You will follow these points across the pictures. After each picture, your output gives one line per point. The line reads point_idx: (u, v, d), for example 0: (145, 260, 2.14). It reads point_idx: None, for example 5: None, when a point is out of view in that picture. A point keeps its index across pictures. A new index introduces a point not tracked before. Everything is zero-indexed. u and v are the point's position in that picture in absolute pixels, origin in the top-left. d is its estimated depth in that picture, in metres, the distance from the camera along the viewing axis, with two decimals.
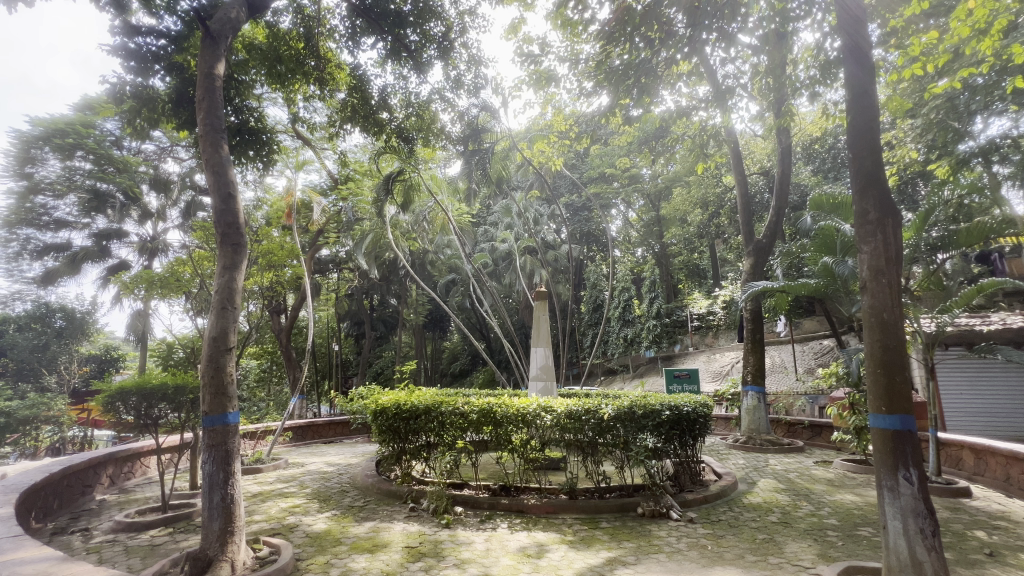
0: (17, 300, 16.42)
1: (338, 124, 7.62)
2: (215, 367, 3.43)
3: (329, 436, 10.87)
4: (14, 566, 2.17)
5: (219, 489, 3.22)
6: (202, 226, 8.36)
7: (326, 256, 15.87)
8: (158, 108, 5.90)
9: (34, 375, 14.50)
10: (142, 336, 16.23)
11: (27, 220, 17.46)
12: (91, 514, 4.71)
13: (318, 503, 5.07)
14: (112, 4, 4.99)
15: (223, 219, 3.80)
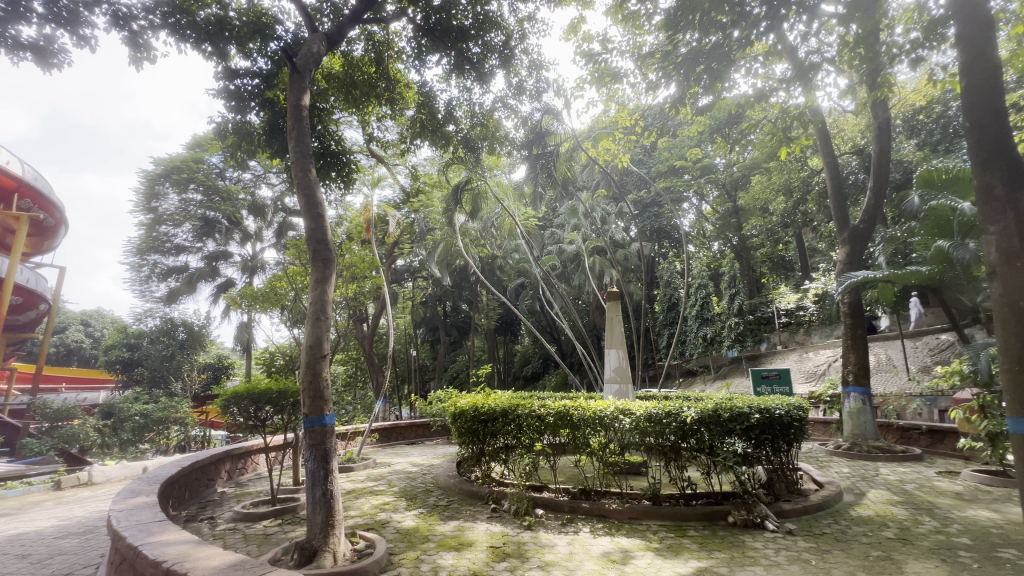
0: (149, 317, 18.91)
1: (408, 140, 8.05)
2: (312, 373, 3.74)
3: (412, 437, 11.40)
4: (161, 547, 2.50)
5: (320, 485, 3.50)
6: (295, 244, 9.18)
7: (402, 266, 16.82)
8: (254, 140, 6.57)
9: (164, 381, 16.61)
10: (247, 346, 18.04)
11: (154, 247, 20.14)
12: (214, 504, 5.32)
13: (406, 501, 5.33)
14: (215, 52, 5.64)
15: (313, 237, 4.13)
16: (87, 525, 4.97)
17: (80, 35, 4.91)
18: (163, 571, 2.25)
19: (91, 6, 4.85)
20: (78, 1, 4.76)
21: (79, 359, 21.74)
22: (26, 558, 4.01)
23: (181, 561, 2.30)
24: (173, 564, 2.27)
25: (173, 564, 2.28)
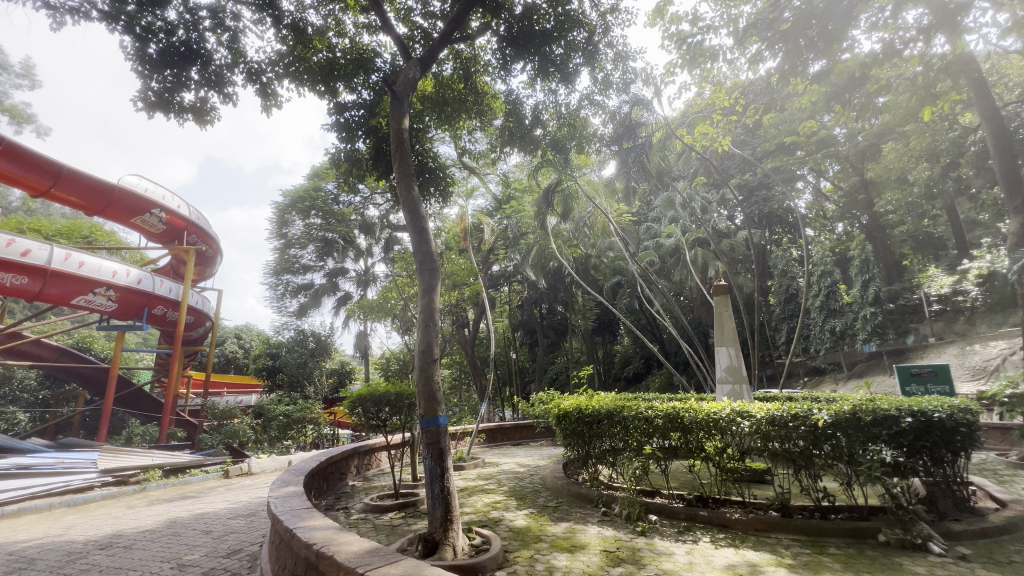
0: (285, 329, 21.57)
1: (498, 148, 8.28)
2: (425, 376, 3.99)
3: (517, 438, 11.68)
4: (311, 532, 2.84)
5: (438, 481, 3.70)
6: (403, 257, 9.89)
7: (497, 271, 17.60)
8: (362, 165, 7.23)
9: (300, 385, 18.91)
10: (364, 352, 19.84)
11: (286, 268, 23.07)
12: (347, 496, 5.92)
13: (516, 500, 5.47)
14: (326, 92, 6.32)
15: (419, 248, 4.43)
16: (250, 509, 5.82)
17: (225, 92, 5.84)
18: (314, 552, 2.56)
19: (232, 67, 5.77)
20: (221, 65, 5.68)
21: (235, 367, 25.58)
22: (209, 534, 4.81)
23: (328, 544, 2.59)
24: (321, 547, 2.57)
25: (321, 546, 2.58)
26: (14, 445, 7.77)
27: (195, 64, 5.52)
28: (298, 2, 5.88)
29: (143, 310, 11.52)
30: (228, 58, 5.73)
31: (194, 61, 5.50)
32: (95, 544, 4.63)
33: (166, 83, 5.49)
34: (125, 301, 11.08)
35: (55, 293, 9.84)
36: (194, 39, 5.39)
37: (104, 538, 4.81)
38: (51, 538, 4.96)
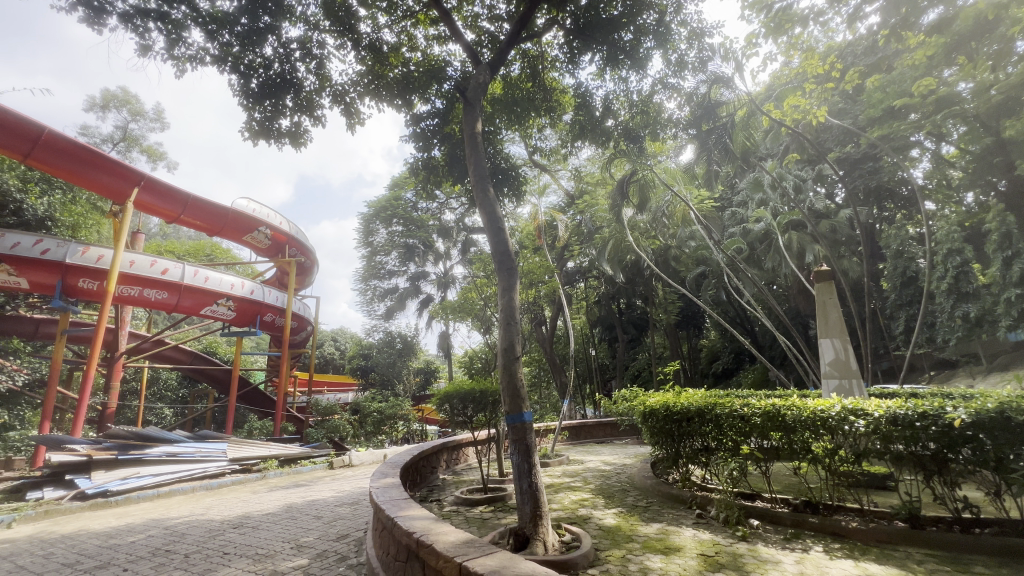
0: (375, 331, 23.00)
1: (570, 142, 8.21)
2: (509, 373, 4.06)
3: (600, 436, 11.53)
4: (409, 522, 3.00)
5: (526, 477, 3.74)
6: (480, 259, 10.11)
7: (572, 267, 17.59)
8: (439, 172, 7.53)
9: (391, 383, 20.14)
10: (447, 351, 20.66)
11: (373, 274, 24.60)
12: (439, 489, 6.20)
13: (604, 499, 5.37)
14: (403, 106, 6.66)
15: (497, 247, 4.51)
16: (354, 498, 6.31)
17: (315, 116, 6.37)
18: (414, 540, 2.71)
19: (320, 92, 6.28)
20: (311, 90, 6.21)
21: (333, 367, 27.86)
22: (320, 519, 5.28)
23: (427, 533, 2.73)
24: (421, 536, 2.71)
25: (420, 535, 2.72)
26: (163, 437, 8.37)
27: (289, 92, 6.07)
28: (374, 23, 6.25)
29: (256, 317, 12.92)
30: (316, 84, 6.24)
31: (288, 88, 6.05)
32: (229, 523, 5.28)
33: (266, 113, 6.10)
34: (241, 310, 12.51)
35: (188, 305, 11.39)
36: (288, 70, 5.95)
37: (237, 519, 5.47)
38: (196, 516, 5.74)
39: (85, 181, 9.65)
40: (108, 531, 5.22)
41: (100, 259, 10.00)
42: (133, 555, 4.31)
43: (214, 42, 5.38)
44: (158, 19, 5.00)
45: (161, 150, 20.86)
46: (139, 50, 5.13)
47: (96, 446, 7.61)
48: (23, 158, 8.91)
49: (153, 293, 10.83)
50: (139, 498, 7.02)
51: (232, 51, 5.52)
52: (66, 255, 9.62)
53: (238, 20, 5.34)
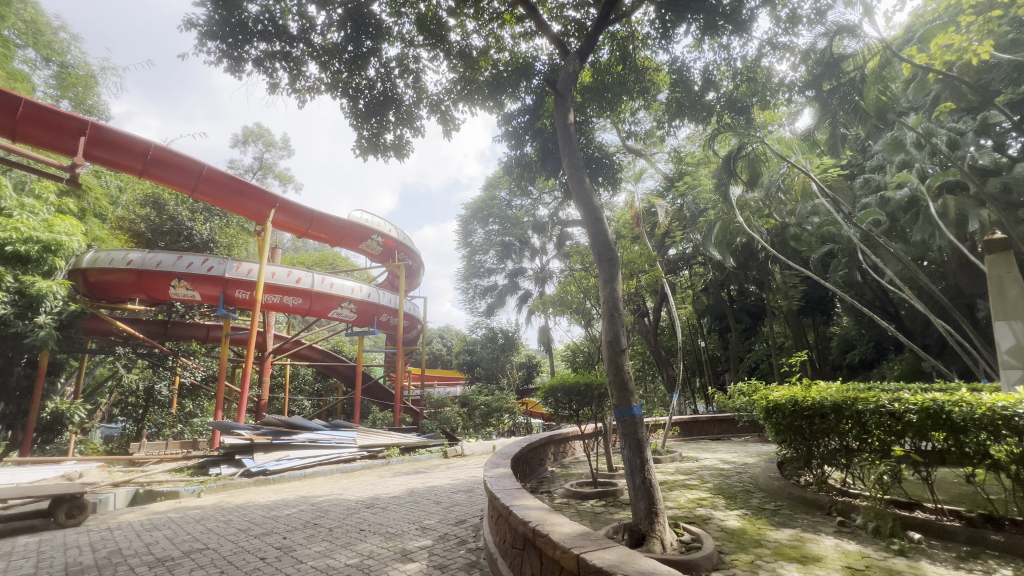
0: (478, 327, 23.95)
1: (666, 122, 7.78)
2: (615, 366, 3.99)
3: (715, 432, 10.82)
4: (524, 511, 3.08)
5: (638, 472, 3.63)
6: (578, 252, 10.01)
7: (675, 255, 16.70)
8: (532, 167, 7.62)
9: (496, 377, 20.83)
10: (548, 346, 20.84)
11: (473, 273, 25.61)
12: (549, 481, 6.28)
13: (725, 499, 5.02)
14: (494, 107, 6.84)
15: (596, 242, 4.43)
16: (469, 486, 6.65)
17: (415, 127, 6.79)
18: (531, 529, 2.77)
19: (417, 104, 6.67)
20: (410, 104, 6.63)
21: (442, 362, 29.63)
22: (440, 504, 5.65)
23: (542, 523, 2.77)
24: (536, 525, 2.76)
25: (536, 525, 2.78)
26: (305, 425, 9.54)
27: (390, 108, 6.53)
28: (463, 31, 6.47)
29: (373, 318, 14.17)
30: (414, 98, 6.66)
31: (390, 104, 6.51)
32: (363, 503, 5.88)
33: (373, 130, 6.62)
34: (361, 312, 13.81)
35: (317, 309, 12.85)
36: (389, 87, 6.42)
37: (369, 500, 6.06)
38: (335, 496, 6.48)
39: (235, 206, 11.36)
40: (269, 504, 6.11)
41: (250, 272, 11.71)
42: (289, 526, 4.99)
43: (327, 72, 6.04)
44: (283, 59, 5.78)
45: (289, 175, 23.78)
46: (269, 89, 5.90)
47: (256, 432, 8.92)
48: (191, 191, 10.74)
49: (291, 299, 12.43)
50: (291, 477, 8.14)
51: (342, 77, 6.10)
52: (225, 271, 11.42)
53: (345, 49, 5.90)
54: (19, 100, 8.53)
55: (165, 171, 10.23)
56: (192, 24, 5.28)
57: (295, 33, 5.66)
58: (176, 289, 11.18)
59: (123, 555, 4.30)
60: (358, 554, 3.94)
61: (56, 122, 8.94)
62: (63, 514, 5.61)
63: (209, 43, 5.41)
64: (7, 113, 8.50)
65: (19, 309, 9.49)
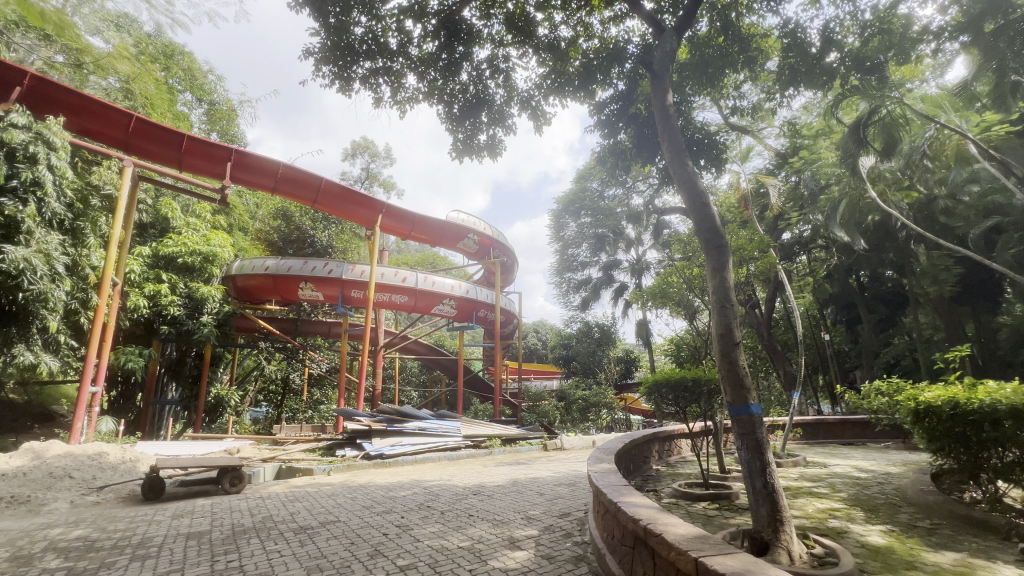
0: (573, 322, 23.78)
1: (778, 93, 7.05)
2: (728, 360, 3.73)
3: (847, 437, 9.63)
4: (632, 508, 3.01)
5: (759, 476, 3.35)
6: (678, 241, 9.45)
7: (789, 239, 15.14)
8: (627, 155, 7.41)
9: (593, 372, 20.53)
10: (646, 340, 20.07)
11: (567, 267, 25.53)
12: (655, 480, 6.05)
13: (864, 512, 4.44)
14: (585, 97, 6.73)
15: (703, 234, 4.16)
16: (571, 480, 6.65)
17: (507, 125, 6.91)
18: (642, 527, 2.69)
19: (509, 102, 6.78)
20: (501, 103, 6.76)
21: (538, 357, 29.96)
22: (543, 495, 5.72)
23: (655, 522, 2.68)
24: (648, 523, 2.67)
25: (648, 523, 2.69)
26: (414, 414, 10.23)
27: (483, 109, 6.72)
28: (551, 24, 6.42)
29: (472, 313, 14.77)
30: (506, 97, 6.78)
31: (482, 105, 6.70)
32: (470, 490, 6.16)
33: (467, 133, 6.86)
34: (461, 308, 14.47)
35: (422, 305, 13.71)
36: (481, 89, 6.60)
37: (476, 487, 6.33)
38: (444, 481, 6.87)
39: (349, 215, 12.53)
40: (387, 485, 6.66)
41: (362, 273, 12.84)
42: (406, 507, 5.39)
43: (424, 81, 6.38)
44: (385, 74, 6.21)
45: (392, 182, 25.62)
46: (374, 104, 6.38)
47: (373, 419, 9.79)
48: (312, 204, 12.08)
49: (398, 297, 13.42)
50: (404, 461, 8.80)
51: (437, 84, 6.41)
52: (343, 272, 12.64)
53: (439, 57, 6.18)
54: (182, 136, 10.19)
55: (291, 187, 11.60)
56: (310, 52, 5.88)
57: (394, 48, 6.06)
58: (303, 291, 12.59)
59: (273, 521, 4.98)
60: (470, 537, 4.14)
61: (209, 152, 10.54)
62: (228, 482, 6.63)
63: (323, 68, 6.00)
64: (174, 148, 10.21)
65: (188, 310, 11.41)
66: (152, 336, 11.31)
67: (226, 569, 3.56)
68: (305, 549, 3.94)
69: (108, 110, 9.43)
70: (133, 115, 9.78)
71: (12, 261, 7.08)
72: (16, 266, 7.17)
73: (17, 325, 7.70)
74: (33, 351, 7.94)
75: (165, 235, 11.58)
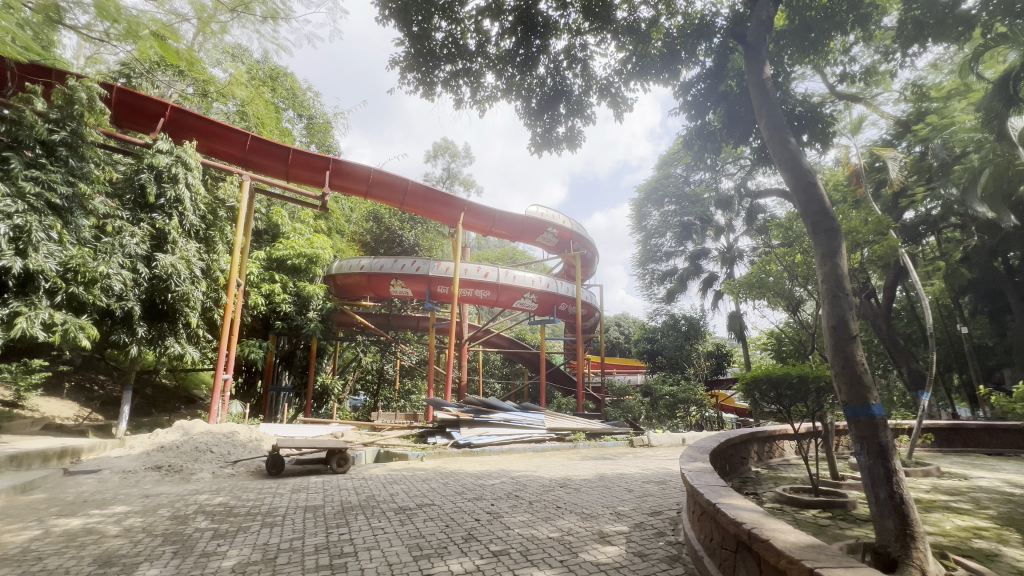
0: (658, 315, 22.86)
1: (898, 51, 6.19)
2: (843, 357, 3.38)
3: (993, 445, 8.29)
4: (734, 510, 2.83)
5: (883, 485, 3.00)
6: (777, 225, 8.67)
7: (913, 218, 13.30)
8: (716, 136, 6.96)
9: (681, 367, 19.60)
10: (740, 333, 18.75)
11: (649, 257, 24.63)
12: (755, 483, 5.66)
13: (1021, 534, 3.79)
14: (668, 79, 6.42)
15: (810, 217, 3.80)
16: (661, 478, 6.43)
17: (586, 115, 6.79)
18: (746, 531, 2.52)
19: (587, 91, 6.66)
20: (580, 93, 6.65)
21: (620, 351, 29.29)
22: (632, 492, 5.60)
23: (760, 527, 2.51)
24: (753, 528, 2.51)
25: (752, 527, 2.52)
26: (499, 405, 10.51)
27: (561, 100, 6.67)
28: (630, 6, 6.18)
29: (553, 307, 14.78)
30: (584, 86, 6.65)
31: (560, 97, 6.65)
32: (557, 482, 6.20)
33: (546, 125, 6.85)
34: (542, 302, 14.54)
35: (504, 300, 13.95)
36: (559, 81, 6.55)
37: (562, 480, 6.35)
38: (531, 472, 6.97)
39: (433, 214, 13.10)
40: (477, 473, 6.91)
41: (447, 270, 13.39)
42: (495, 495, 5.57)
43: (502, 79, 6.46)
44: (465, 75, 6.39)
45: (472, 180, 26.35)
46: (455, 105, 6.59)
47: (461, 409, 10.22)
48: (400, 205, 12.78)
49: (481, 292, 13.78)
50: (491, 451, 9.07)
51: (515, 81, 6.46)
52: (429, 270, 13.28)
53: (517, 53, 6.22)
54: (287, 150, 11.22)
55: (381, 190, 12.36)
56: (396, 62, 6.22)
57: (473, 49, 6.20)
58: (394, 287, 13.37)
59: (376, 500, 5.40)
60: (559, 529, 4.17)
61: (311, 163, 11.50)
62: (336, 462, 7.30)
63: (408, 75, 6.31)
64: (282, 161, 11.27)
65: (297, 307, 12.68)
66: (269, 330, 12.74)
67: (337, 541, 3.93)
68: (406, 528, 4.23)
69: (228, 131, 10.67)
70: (248, 134, 10.95)
71: (161, 267, 8.47)
72: (165, 271, 8.55)
73: (167, 321, 8.94)
74: (181, 343, 9.09)
75: (276, 240, 12.94)
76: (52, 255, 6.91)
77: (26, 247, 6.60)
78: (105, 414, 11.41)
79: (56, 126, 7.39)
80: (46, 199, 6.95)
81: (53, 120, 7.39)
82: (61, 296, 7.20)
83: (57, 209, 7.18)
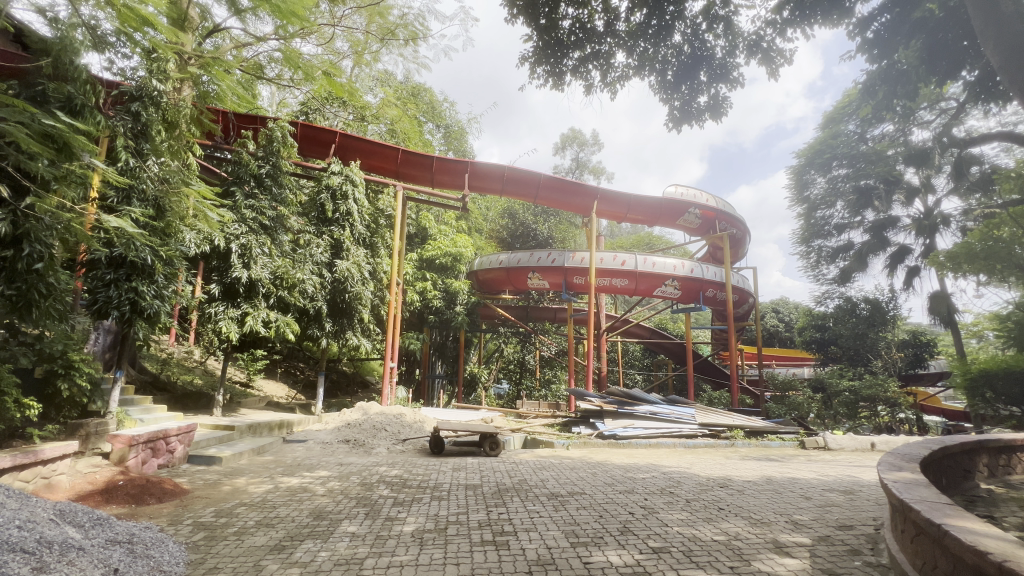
0: (828, 298, 19.64)
1: None
2: None
3: None
4: (969, 534, 2.26)
5: None
6: None
7: None
8: (912, 76, 5.73)
9: (863, 359, 16.61)
10: (948, 320, 15.11)
11: (815, 232, 21.41)
12: (989, 503, 4.48)
13: None
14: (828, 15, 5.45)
15: None
16: (848, 486, 5.51)
17: (732, 78, 6.09)
18: (995, 565, 1.98)
19: (733, 51, 5.96)
20: (724, 55, 5.97)
21: (780, 340, 26.01)
22: (811, 500, 4.89)
23: (1019, 561, 1.95)
24: (1006, 561, 1.96)
25: (1006, 560, 1.97)
26: (644, 397, 10.14)
27: (701, 67, 6.06)
28: None
29: (699, 293, 13.74)
30: (728, 46, 5.96)
31: (700, 64, 6.05)
32: (716, 482, 5.72)
33: (684, 98, 6.28)
34: (686, 288, 13.59)
35: (644, 288, 13.37)
36: (698, 46, 5.98)
37: (723, 480, 5.82)
38: (684, 469, 6.58)
39: (567, 205, 13.17)
40: (626, 466, 6.75)
41: (582, 260, 13.27)
42: (648, 489, 5.36)
43: (633, 56, 6.13)
44: (595, 59, 6.21)
45: (601, 167, 25.79)
46: (585, 92, 6.45)
47: (603, 400, 10.14)
48: (533, 199, 13.07)
49: (619, 281, 13.36)
50: (638, 444, 8.78)
51: (648, 55, 6.07)
52: (564, 261, 13.33)
53: (648, 25, 5.86)
54: (430, 158, 12.17)
55: (516, 186, 12.78)
56: (525, 58, 6.33)
57: (601, 30, 6.01)
58: (532, 280, 13.74)
59: (528, 484, 5.62)
60: (725, 532, 3.84)
61: (450, 167, 12.37)
62: (488, 446, 7.81)
63: (538, 69, 6.36)
64: (426, 169, 12.30)
65: (446, 302, 13.85)
66: (424, 324, 14.10)
67: (497, 519, 4.18)
68: (560, 515, 4.31)
69: (382, 147, 12.01)
70: (398, 148, 12.19)
71: (341, 271, 10.07)
72: (343, 274, 10.11)
73: (346, 317, 10.47)
74: (357, 335, 10.53)
75: (425, 242, 14.24)
76: (266, 266, 8.60)
77: (249, 261, 8.35)
78: (306, 396, 13.88)
79: (263, 162, 9.11)
80: (260, 221, 8.73)
81: (260, 157, 9.12)
82: (274, 299, 8.85)
83: (268, 229, 8.92)
